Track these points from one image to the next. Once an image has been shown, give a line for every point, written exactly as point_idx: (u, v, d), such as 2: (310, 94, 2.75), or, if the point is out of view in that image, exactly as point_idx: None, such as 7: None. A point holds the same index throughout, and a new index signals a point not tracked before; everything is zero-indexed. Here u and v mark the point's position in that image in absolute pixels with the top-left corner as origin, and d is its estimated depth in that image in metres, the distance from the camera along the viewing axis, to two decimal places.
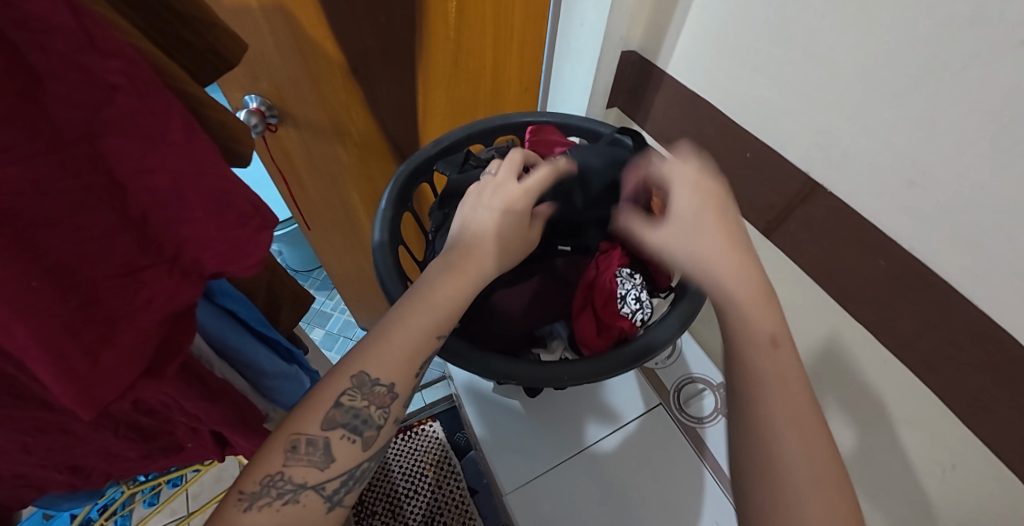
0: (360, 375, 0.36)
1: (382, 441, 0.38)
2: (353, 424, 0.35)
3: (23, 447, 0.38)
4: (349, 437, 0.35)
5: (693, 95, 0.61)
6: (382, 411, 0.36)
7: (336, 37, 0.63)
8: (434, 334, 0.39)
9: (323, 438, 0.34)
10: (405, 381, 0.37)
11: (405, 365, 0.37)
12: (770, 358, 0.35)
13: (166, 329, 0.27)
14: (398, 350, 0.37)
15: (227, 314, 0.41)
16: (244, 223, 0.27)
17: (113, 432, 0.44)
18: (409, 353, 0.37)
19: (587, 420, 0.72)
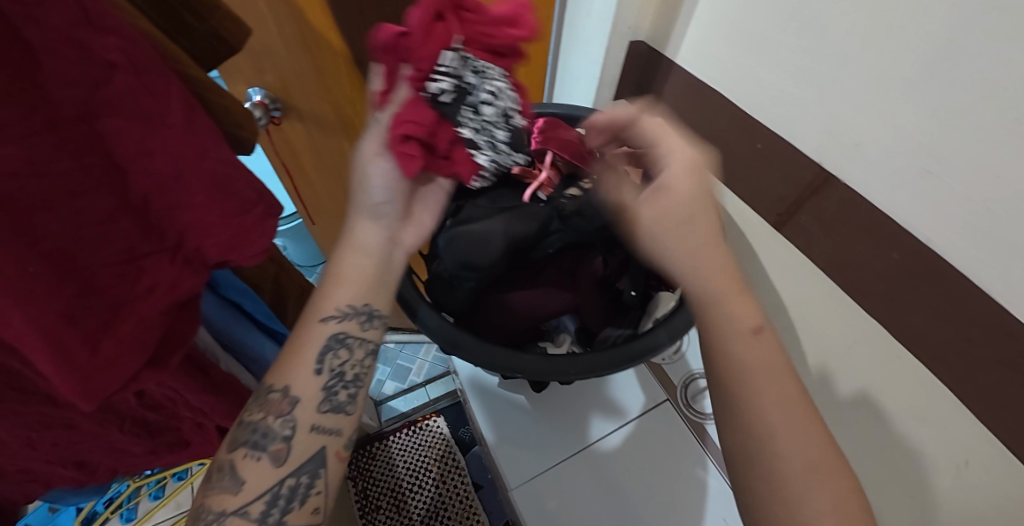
0: (261, 387, 0.38)
1: (305, 453, 0.37)
2: (253, 441, 0.36)
3: (29, 441, 0.38)
4: (253, 454, 0.36)
5: (702, 86, 0.60)
6: (283, 420, 0.36)
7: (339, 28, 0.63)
8: (325, 320, 0.39)
9: (236, 456, 0.36)
10: (299, 382, 0.37)
11: (300, 367, 0.38)
12: (751, 349, 0.34)
13: (169, 322, 0.26)
14: (303, 351, 0.38)
15: (233, 307, 0.41)
16: (246, 211, 0.26)
17: (119, 426, 0.44)
18: (307, 345, 0.38)
19: (594, 416, 0.71)
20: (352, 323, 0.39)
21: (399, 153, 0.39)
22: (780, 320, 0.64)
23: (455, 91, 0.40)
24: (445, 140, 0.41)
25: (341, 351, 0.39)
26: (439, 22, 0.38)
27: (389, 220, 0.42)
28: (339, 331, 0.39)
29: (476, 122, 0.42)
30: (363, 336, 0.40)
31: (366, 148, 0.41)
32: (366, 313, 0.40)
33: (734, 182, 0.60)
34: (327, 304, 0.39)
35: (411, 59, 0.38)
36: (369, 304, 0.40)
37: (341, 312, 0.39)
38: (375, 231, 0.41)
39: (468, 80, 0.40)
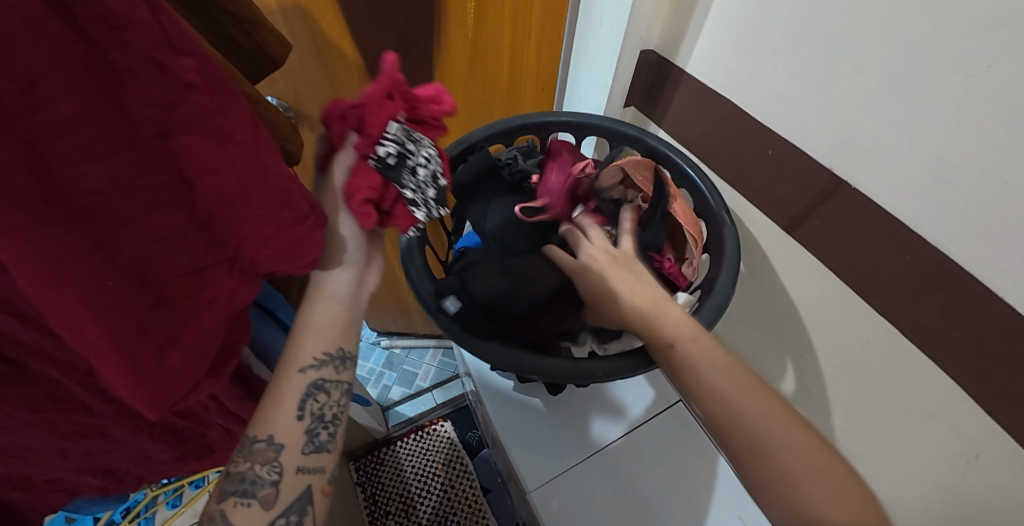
0: (243, 437, 0.37)
1: (293, 494, 0.37)
2: (242, 489, 0.35)
3: (64, 449, 0.38)
4: (243, 501, 0.35)
5: (713, 94, 0.61)
6: (269, 467, 0.36)
7: (353, 39, 0.65)
8: (299, 371, 0.37)
9: (222, 511, 0.35)
10: (281, 430, 0.36)
11: (279, 418, 0.36)
12: (695, 347, 0.41)
13: (224, 332, 0.27)
14: (283, 403, 0.37)
15: (267, 315, 0.41)
16: (300, 222, 0.27)
17: (149, 436, 0.45)
18: (285, 396, 0.37)
19: (606, 415, 0.71)
20: (329, 369, 0.39)
21: (356, 214, 0.38)
22: (790, 321, 0.65)
23: (399, 155, 0.38)
24: (388, 197, 0.38)
25: (321, 396, 0.38)
26: (391, 99, 0.38)
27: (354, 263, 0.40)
28: (311, 379, 0.37)
29: (415, 183, 0.39)
30: (339, 378, 0.39)
31: (330, 203, 0.39)
32: (342, 356, 0.39)
33: (748, 187, 0.61)
34: (304, 354, 0.38)
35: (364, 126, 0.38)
36: (343, 346, 0.40)
37: (317, 361, 0.38)
38: (344, 280, 0.40)
39: (409, 146, 0.38)
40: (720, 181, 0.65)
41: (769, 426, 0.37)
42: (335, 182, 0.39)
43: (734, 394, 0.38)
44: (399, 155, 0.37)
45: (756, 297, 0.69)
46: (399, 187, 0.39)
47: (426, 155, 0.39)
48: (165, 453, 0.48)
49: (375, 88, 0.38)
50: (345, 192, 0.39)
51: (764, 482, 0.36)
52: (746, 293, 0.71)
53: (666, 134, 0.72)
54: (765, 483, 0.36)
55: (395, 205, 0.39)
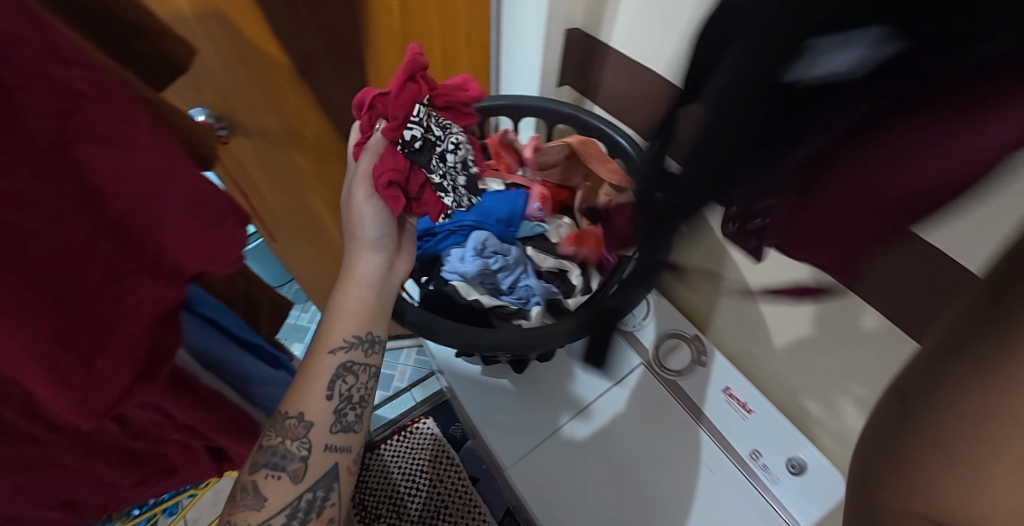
0: (277, 414, 0.41)
1: (321, 471, 0.41)
2: (274, 461, 0.40)
3: (15, 486, 0.38)
4: (273, 474, 0.40)
5: (637, 65, 0.64)
6: (299, 442, 0.40)
7: (279, 42, 0.66)
8: (330, 351, 0.42)
9: (260, 474, 0.40)
10: (312, 409, 0.41)
11: (308, 395, 0.41)
12: None
13: (152, 337, 0.27)
14: (314, 380, 0.42)
15: (212, 326, 0.41)
16: (219, 222, 0.28)
17: (106, 461, 0.44)
18: (317, 375, 0.42)
19: (573, 388, 0.74)
20: (358, 352, 0.44)
21: (385, 197, 0.44)
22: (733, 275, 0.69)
23: (424, 139, 0.45)
24: (415, 185, 0.45)
25: (350, 378, 0.43)
26: (413, 83, 0.45)
27: (382, 251, 0.46)
28: (342, 357, 0.42)
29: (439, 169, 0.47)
30: (367, 362, 0.44)
31: (357, 193, 0.45)
32: (369, 340, 0.45)
33: None
34: (335, 336, 0.43)
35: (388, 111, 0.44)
36: (371, 331, 0.45)
37: (347, 343, 0.43)
38: (373, 268, 0.46)
39: (433, 133, 0.46)
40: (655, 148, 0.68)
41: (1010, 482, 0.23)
42: (363, 168, 0.45)
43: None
44: (427, 142, 0.45)
45: None
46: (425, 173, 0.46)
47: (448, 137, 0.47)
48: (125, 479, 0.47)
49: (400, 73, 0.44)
50: (371, 175, 0.45)
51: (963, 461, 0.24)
52: None
53: (602, 109, 0.74)
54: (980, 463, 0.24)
55: (426, 192, 0.47)
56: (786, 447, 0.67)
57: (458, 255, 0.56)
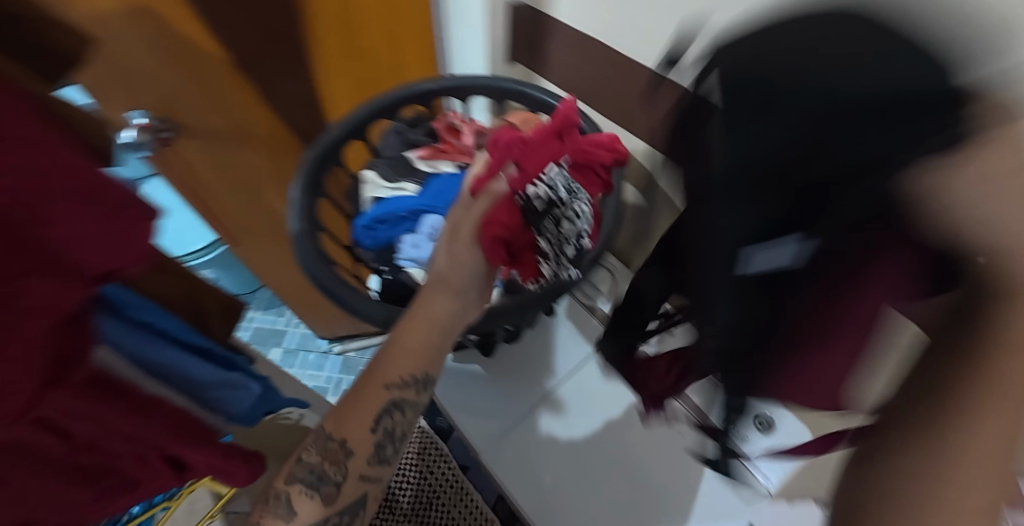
0: (320, 428, 0.39)
1: (350, 499, 0.39)
2: (309, 480, 0.38)
3: None
4: (307, 492, 0.37)
5: (582, 37, 0.63)
6: (338, 468, 0.38)
7: (214, 34, 0.63)
8: (385, 385, 0.39)
9: (296, 491, 0.37)
10: (356, 437, 0.38)
11: (356, 423, 0.38)
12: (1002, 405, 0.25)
13: (56, 340, 0.26)
14: (362, 408, 0.39)
15: (145, 329, 0.40)
16: (118, 214, 0.27)
17: None
18: (366, 402, 0.39)
19: (542, 368, 0.75)
20: (412, 390, 0.40)
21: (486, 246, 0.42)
22: None
23: (547, 200, 0.46)
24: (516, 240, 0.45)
25: (398, 413, 0.40)
26: (556, 139, 0.49)
27: (462, 293, 0.41)
28: (397, 394, 0.39)
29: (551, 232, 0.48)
30: (417, 401, 0.40)
31: (462, 231, 0.43)
32: (423, 381, 0.40)
33: (629, 123, 0.63)
34: (392, 370, 0.39)
35: (523, 161, 0.46)
36: (425, 371, 0.40)
37: (403, 380, 0.39)
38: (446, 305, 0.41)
39: (561, 196, 0.48)
40: (607, 120, 0.67)
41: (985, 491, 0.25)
42: (478, 209, 0.44)
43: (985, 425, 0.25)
44: (535, 200, 0.45)
45: None
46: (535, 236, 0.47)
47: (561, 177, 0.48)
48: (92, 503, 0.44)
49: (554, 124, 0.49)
50: (479, 220, 0.43)
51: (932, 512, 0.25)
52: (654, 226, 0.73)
53: (553, 85, 0.73)
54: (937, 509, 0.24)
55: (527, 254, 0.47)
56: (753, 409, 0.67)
57: (411, 241, 0.55)
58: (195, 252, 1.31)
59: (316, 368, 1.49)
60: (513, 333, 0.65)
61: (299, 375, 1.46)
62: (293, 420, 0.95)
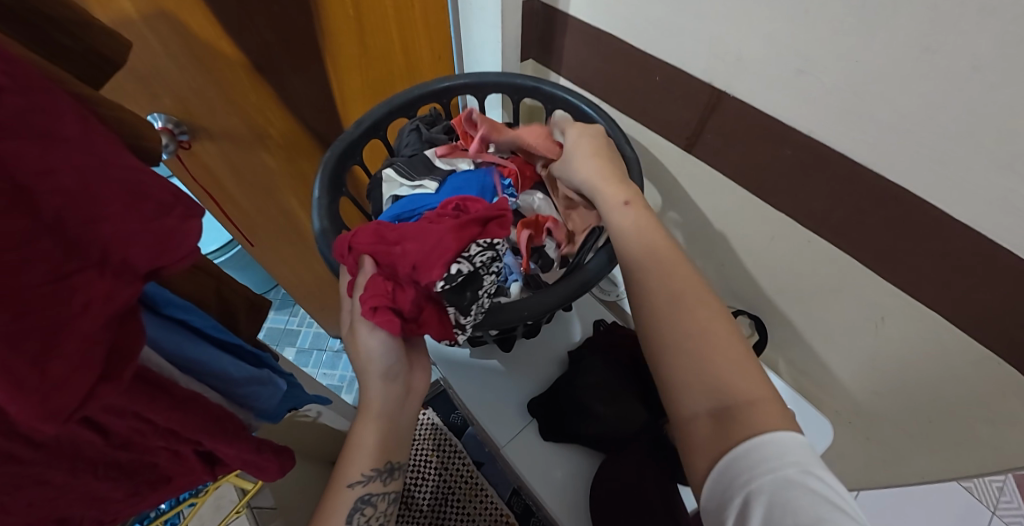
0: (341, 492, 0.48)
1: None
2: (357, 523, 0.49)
3: None
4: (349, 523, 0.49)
5: (596, 31, 0.63)
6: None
7: (231, 37, 0.64)
8: (353, 482, 0.48)
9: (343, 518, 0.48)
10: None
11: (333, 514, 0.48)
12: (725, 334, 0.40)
13: (109, 335, 0.26)
14: (338, 497, 0.48)
15: (181, 327, 0.41)
16: (165, 211, 0.28)
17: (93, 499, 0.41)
18: (338, 507, 0.48)
19: (565, 356, 0.75)
20: (375, 483, 0.49)
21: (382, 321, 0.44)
22: (707, 234, 0.69)
23: (468, 274, 0.45)
24: (412, 307, 0.45)
25: (368, 508, 0.49)
26: (373, 238, 0.46)
27: (396, 374, 0.50)
28: (359, 492, 0.49)
29: (475, 261, 0.45)
30: (383, 490, 0.50)
31: (362, 328, 0.47)
32: (388, 470, 0.50)
33: (644, 114, 0.63)
34: (352, 473, 0.49)
35: (381, 262, 0.45)
36: (390, 460, 0.50)
37: (365, 477, 0.49)
38: (392, 397, 0.50)
39: (474, 266, 0.45)
40: (622, 116, 0.67)
41: (699, 338, 0.39)
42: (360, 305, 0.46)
43: (700, 342, 0.39)
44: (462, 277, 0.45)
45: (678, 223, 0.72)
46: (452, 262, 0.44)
47: (479, 259, 0.45)
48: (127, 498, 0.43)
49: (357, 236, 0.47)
50: (378, 301, 0.44)
51: (696, 373, 0.38)
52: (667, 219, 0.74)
53: (566, 81, 0.73)
54: (697, 371, 0.38)
55: (430, 315, 0.47)
56: None
57: None
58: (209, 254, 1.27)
59: (329, 367, 1.50)
60: (533, 327, 0.65)
61: (313, 373, 1.48)
62: (310, 418, 0.96)
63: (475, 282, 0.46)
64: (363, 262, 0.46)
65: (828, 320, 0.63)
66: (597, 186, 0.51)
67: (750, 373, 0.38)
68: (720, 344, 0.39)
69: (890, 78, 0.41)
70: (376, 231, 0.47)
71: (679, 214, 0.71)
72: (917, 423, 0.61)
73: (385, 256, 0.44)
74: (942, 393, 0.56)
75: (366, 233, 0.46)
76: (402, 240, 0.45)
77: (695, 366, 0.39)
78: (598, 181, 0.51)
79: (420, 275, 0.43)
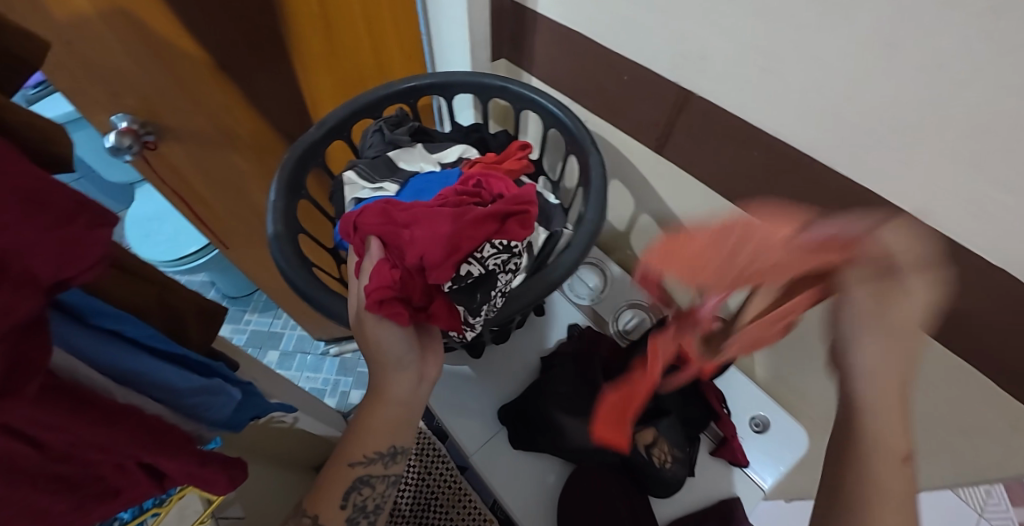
0: (335, 470, 0.47)
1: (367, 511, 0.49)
2: (354, 511, 0.48)
3: None
4: (345, 506, 0.48)
5: (565, 30, 0.61)
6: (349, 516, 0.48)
7: (191, 35, 0.62)
8: (350, 463, 0.47)
9: (337, 504, 0.47)
10: (326, 513, 0.47)
11: (327, 498, 0.47)
12: (901, 477, 0.34)
13: (10, 347, 0.25)
14: (337, 478, 0.47)
15: (115, 338, 0.39)
16: (69, 221, 0.26)
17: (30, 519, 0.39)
18: (335, 487, 0.47)
19: (536, 363, 0.73)
20: (376, 466, 0.48)
21: (388, 314, 0.44)
22: None
23: (480, 273, 0.46)
24: (421, 297, 0.46)
25: (364, 489, 0.48)
26: (384, 221, 0.46)
27: (406, 366, 0.48)
28: (359, 472, 0.47)
29: (488, 260, 0.46)
30: (384, 473, 0.49)
31: (367, 319, 0.45)
32: (390, 453, 0.49)
33: (614, 114, 0.61)
34: (354, 452, 0.47)
35: (390, 246, 0.45)
36: (393, 445, 0.48)
37: (367, 459, 0.47)
38: (405, 383, 0.48)
39: (485, 265, 0.46)
40: (593, 116, 0.66)
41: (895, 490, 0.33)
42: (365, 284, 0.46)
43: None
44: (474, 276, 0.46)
45: (651, 227, 0.71)
46: (467, 261, 0.45)
47: (494, 253, 0.46)
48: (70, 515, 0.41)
49: (364, 216, 0.47)
50: (385, 290, 0.44)
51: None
52: (641, 223, 0.72)
53: (538, 81, 0.71)
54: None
55: (442, 308, 0.47)
56: (749, 405, 0.68)
57: None
58: (183, 258, 1.27)
59: (312, 371, 1.48)
60: (501, 333, 0.64)
61: (296, 377, 1.45)
62: (285, 423, 0.94)
63: (488, 281, 0.47)
64: (370, 241, 0.46)
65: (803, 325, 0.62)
66: (881, 403, 0.35)
67: None
68: (900, 507, 0.33)
69: (856, 79, 0.40)
70: (387, 211, 0.47)
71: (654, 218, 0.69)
72: None
73: (396, 242, 0.45)
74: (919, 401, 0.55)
75: (374, 215, 0.47)
76: (412, 224, 0.46)
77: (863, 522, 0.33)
78: (887, 383, 0.35)
79: (429, 270, 0.44)
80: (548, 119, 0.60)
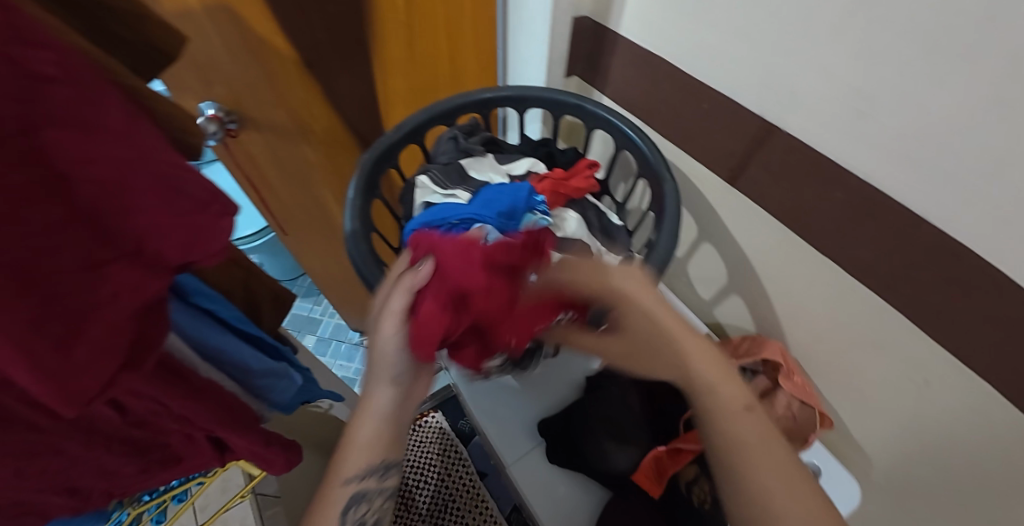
0: (332, 486, 0.45)
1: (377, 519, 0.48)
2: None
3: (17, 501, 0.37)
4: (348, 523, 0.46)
5: (647, 54, 0.61)
6: None
7: (285, 33, 0.65)
8: (344, 482, 0.45)
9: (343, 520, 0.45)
10: None
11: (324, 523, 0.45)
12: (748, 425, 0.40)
13: (137, 323, 0.27)
14: (332, 500, 0.45)
15: (207, 316, 0.41)
16: (202, 209, 0.28)
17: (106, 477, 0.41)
18: (331, 508, 0.45)
19: (577, 380, 0.73)
20: (370, 481, 0.46)
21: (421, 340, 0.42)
22: (744, 271, 0.66)
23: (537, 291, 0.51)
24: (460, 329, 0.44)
25: (365, 503, 0.47)
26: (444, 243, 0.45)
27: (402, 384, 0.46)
28: (359, 489, 0.46)
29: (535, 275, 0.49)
30: (380, 487, 0.47)
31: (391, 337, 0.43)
32: (383, 467, 0.47)
33: (688, 142, 0.61)
34: (348, 470, 0.45)
35: (445, 269, 0.43)
36: (386, 459, 0.47)
37: (360, 475, 0.45)
38: (392, 396, 0.46)
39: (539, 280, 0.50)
40: (664, 141, 0.65)
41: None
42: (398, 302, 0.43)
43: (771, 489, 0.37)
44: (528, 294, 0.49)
45: (712, 256, 0.70)
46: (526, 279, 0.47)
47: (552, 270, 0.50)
48: (135, 475, 0.43)
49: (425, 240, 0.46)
50: (432, 313, 0.42)
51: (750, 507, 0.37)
52: (701, 252, 0.72)
53: (610, 102, 0.72)
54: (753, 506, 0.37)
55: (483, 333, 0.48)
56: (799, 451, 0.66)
57: None
58: (241, 239, 1.33)
59: (346, 359, 1.52)
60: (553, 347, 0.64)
61: (330, 363, 1.49)
62: (322, 409, 0.97)
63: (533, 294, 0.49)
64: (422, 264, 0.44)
65: (866, 375, 0.60)
66: (711, 375, 0.41)
67: (794, 481, 0.37)
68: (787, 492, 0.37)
69: (961, 130, 0.39)
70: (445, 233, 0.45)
71: (716, 248, 0.68)
72: (957, 499, 0.57)
73: (451, 267, 0.43)
74: (986, 466, 0.52)
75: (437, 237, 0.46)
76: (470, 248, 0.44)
77: (750, 486, 0.38)
78: (712, 376, 0.41)
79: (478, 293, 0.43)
80: (621, 140, 0.61)
